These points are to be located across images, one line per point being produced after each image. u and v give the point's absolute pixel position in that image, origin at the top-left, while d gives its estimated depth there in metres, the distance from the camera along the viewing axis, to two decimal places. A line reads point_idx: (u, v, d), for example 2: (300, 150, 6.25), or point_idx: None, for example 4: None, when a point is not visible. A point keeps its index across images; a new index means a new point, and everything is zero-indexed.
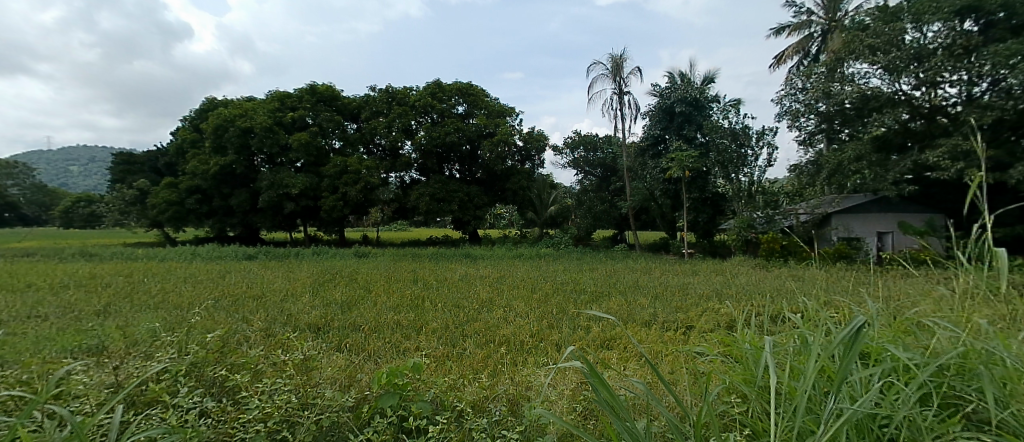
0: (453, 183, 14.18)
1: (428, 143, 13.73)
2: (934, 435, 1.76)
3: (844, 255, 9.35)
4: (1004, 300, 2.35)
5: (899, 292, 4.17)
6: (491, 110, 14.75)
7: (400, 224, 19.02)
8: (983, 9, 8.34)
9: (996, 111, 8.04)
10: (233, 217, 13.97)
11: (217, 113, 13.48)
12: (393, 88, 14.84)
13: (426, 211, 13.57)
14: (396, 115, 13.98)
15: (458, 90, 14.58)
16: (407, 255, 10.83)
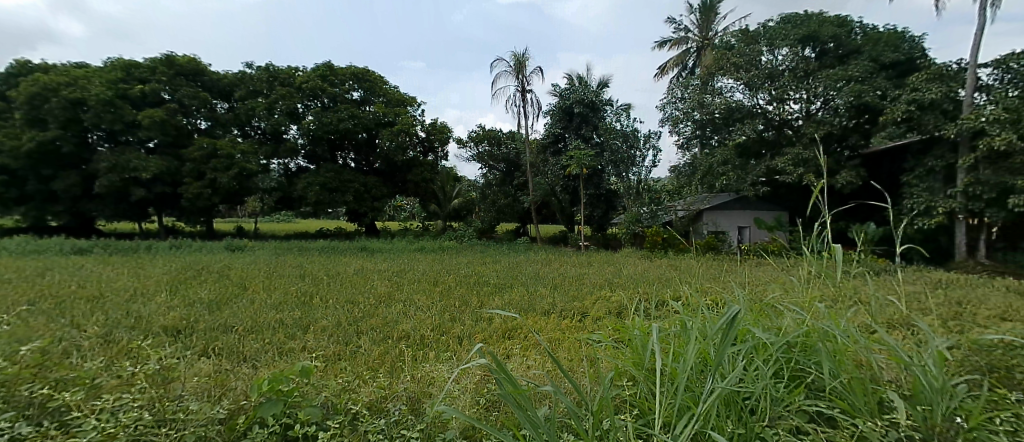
0: (349, 173, 13.44)
1: (319, 129, 12.84)
2: (783, 404, 2.16)
3: (713, 247, 10.61)
4: (832, 284, 2.85)
5: (753, 280, 4.83)
6: (389, 98, 14.26)
7: (284, 214, 17.67)
8: (819, 39, 9.99)
9: (827, 127, 9.66)
10: (55, 205, 11.87)
11: (32, 79, 11.13)
12: (275, 67, 13.57)
13: (316, 201, 12.69)
14: (279, 97, 12.81)
15: (352, 74, 13.77)
16: (292, 248, 10.07)
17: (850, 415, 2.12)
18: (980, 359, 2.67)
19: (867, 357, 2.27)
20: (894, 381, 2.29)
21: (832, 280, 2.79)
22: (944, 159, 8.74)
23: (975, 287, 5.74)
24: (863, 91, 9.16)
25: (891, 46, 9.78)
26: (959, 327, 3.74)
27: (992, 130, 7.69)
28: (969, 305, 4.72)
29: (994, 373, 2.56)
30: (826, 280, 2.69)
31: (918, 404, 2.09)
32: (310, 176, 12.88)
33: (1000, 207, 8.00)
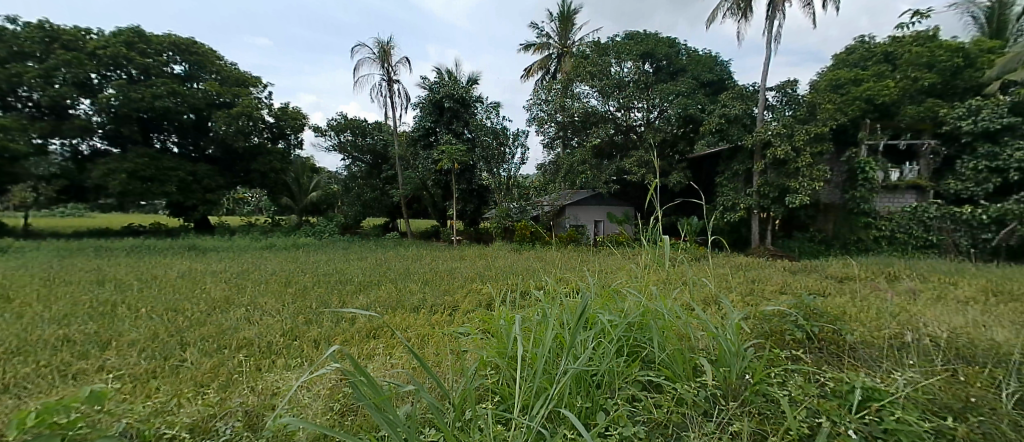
0: (170, 159, 11.48)
1: (123, 106, 10.61)
2: (624, 377, 2.41)
3: (574, 239, 11.50)
4: (663, 270, 3.27)
5: (604, 268, 5.32)
6: (225, 75, 12.69)
7: (78, 207, 14.42)
8: (655, 56, 11.52)
9: (662, 133, 11.11)
10: None
11: None
12: (53, 25, 10.61)
13: (121, 191, 10.59)
14: (60, 63, 10.19)
15: (172, 44, 11.73)
16: (87, 248, 8.34)
17: (673, 381, 2.46)
18: (763, 327, 3.32)
19: (686, 330, 2.65)
20: (705, 348, 2.71)
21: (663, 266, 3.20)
22: (744, 164, 10.63)
23: (764, 268, 7.13)
24: (688, 104, 10.80)
25: (707, 68, 11.66)
26: (751, 301, 4.61)
27: (776, 142, 9.61)
28: (761, 282, 5.85)
29: (773, 337, 3.20)
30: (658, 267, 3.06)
31: (722, 367, 2.50)
32: (111, 161, 10.62)
33: (780, 204, 10.04)
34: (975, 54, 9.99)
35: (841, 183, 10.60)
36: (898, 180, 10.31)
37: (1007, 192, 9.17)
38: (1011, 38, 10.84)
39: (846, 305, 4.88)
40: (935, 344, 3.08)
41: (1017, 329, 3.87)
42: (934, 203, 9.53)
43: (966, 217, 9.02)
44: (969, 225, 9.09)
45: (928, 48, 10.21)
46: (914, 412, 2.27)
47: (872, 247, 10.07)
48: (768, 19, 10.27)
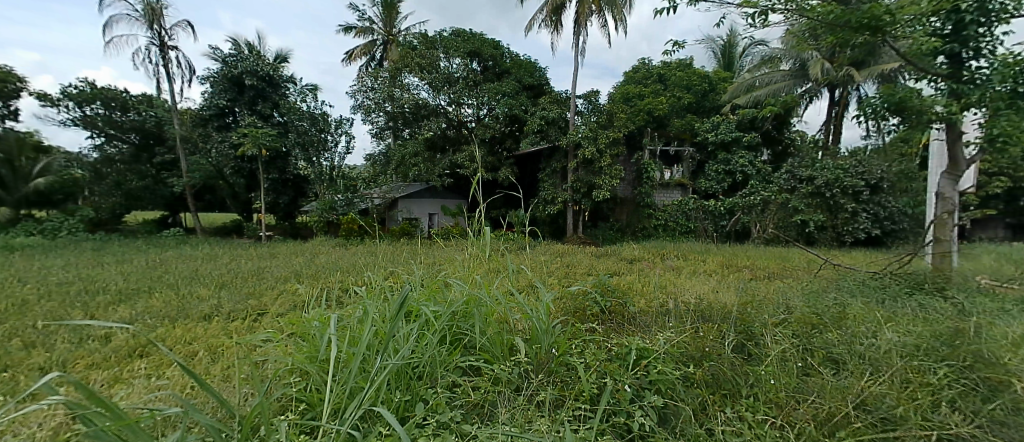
0: None
1: None
2: (445, 367, 2.35)
3: (407, 232, 11.21)
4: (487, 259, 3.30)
5: (427, 261, 5.28)
6: None
7: None
8: (481, 55, 11.86)
9: (491, 131, 11.63)
10: None
11: None
12: None
13: None
14: None
15: None
16: None
17: (491, 363, 2.50)
18: (570, 306, 3.74)
19: (506, 313, 2.74)
20: (520, 329, 2.84)
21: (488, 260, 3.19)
22: (561, 162, 11.74)
23: (576, 255, 8.00)
24: (512, 104, 11.45)
25: (528, 72, 12.40)
26: (563, 283, 5.11)
27: (585, 144, 10.86)
28: (572, 266, 6.55)
29: (577, 314, 3.61)
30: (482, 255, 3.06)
31: (537, 347, 2.64)
32: None
33: (589, 198, 11.43)
34: (716, 81, 13.09)
35: (633, 181, 12.61)
36: (669, 179, 12.72)
37: (735, 189, 12.15)
38: (736, 71, 14.37)
39: (633, 281, 5.82)
40: (687, 309, 3.87)
41: (735, 292, 5.18)
42: (693, 198, 12.04)
43: (713, 208, 11.64)
44: (713, 214, 11.69)
45: (687, 74, 12.85)
46: (672, 364, 2.78)
47: (653, 234, 12.19)
48: (576, 34, 11.54)
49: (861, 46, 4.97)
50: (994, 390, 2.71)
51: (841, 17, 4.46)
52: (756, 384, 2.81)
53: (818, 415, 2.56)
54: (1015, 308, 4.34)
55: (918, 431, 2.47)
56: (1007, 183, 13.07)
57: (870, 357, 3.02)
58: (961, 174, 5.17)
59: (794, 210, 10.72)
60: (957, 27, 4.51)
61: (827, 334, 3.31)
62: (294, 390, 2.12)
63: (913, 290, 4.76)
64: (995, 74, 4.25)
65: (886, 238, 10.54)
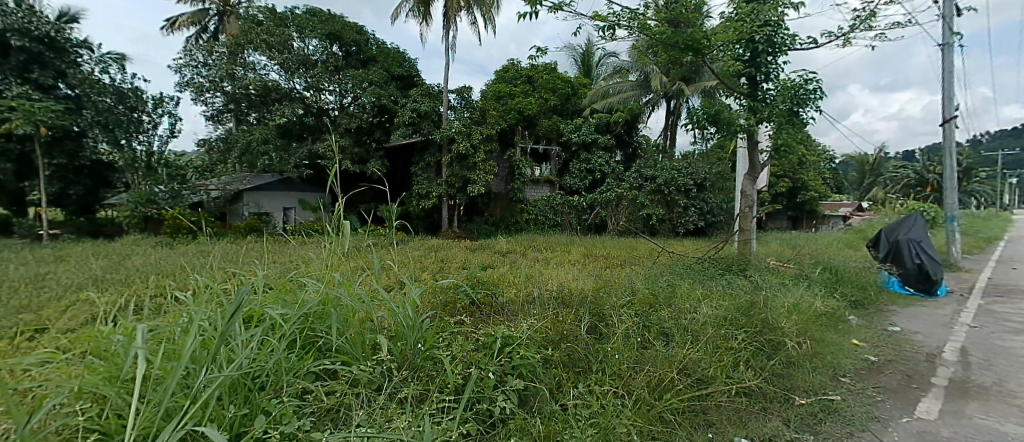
0: None
1: None
2: (294, 374, 2.14)
3: (255, 228, 10.05)
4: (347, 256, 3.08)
5: (274, 260, 4.80)
6: None
7: None
8: (342, 39, 11.10)
9: (358, 121, 11.02)
10: None
11: None
12: None
13: None
14: None
15: None
16: None
17: (350, 365, 2.35)
18: (440, 300, 3.72)
19: (369, 311, 2.60)
20: (383, 326, 2.72)
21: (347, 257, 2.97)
22: (434, 156, 11.51)
23: (451, 249, 8.01)
24: (380, 94, 10.97)
25: (397, 62, 11.96)
26: (436, 277, 5.06)
27: (459, 139, 10.86)
28: (446, 261, 6.53)
29: (446, 307, 3.62)
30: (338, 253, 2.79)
31: (400, 343, 2.57)
32: None
33: (463, 193, 11.49)
34: (577, 86, 14.15)
35: (506, 177, 13.01)
36: (538, 176, 13.40)
37: (595, 186, 13.32)
38: (593, 78, 15.69)
39: (504, 273, 6.03)
40: (549, 296, 4.13)
41: (591, 279, 5.70)
42: (559, 194, 12.87)
43: (577, 203, 12.59)
44: (576, 209, 12.65)
45: (552, 77, 13.62)
46: (533, 348, 2.95)
47: (524, 228, 12.74)
48: (446, 28, 11.50)
49: (688, 62, 5.79)
50: (775, 348, 3.58)
51: (672, 37, 5.15)
52: (604, 359, 3.12)
53: (651, 382, 2.95)
54: (791, 282, 5.55)
55: (722, 387, 3.02)
56: (787, 184, 16.60)
57: (691, 329, 3.58)
58: (757, 176, 6.35)
59: (641, 205, 12.15)
60: (753, 55, 5.52)
61: (662, 312, 3.83)
62: (83, 419, 1.71)
63: (725, 271, 5.76)
64: (778, 95, 5.40)
65: (709, 228, 12.59)
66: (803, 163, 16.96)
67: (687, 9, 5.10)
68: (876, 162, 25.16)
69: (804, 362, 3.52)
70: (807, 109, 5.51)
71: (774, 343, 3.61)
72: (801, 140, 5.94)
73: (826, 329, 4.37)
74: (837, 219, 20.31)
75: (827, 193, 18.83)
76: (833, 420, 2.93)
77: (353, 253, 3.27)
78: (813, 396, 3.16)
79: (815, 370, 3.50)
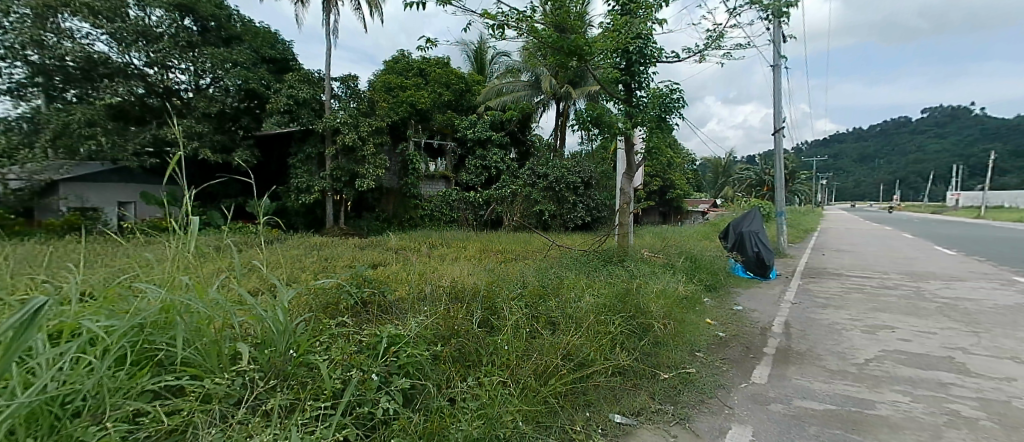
0: None
1: None
2: (121, 395, 1.85)
3: (76, 226, 8.49)
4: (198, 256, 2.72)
5: (104, 263, 4.07)
6: None
7: None
8: (197, 12, 9.76)
9: (219, 105, 9.93)
10: None
11: None
12: None
13: None
14: None
15: None
16: None
17: (202, 378, 2.09)
18: (320, 301, 3.48)
19: (228, 318, 2.33)
20: (246, 333, 2.46)
21: (197, 257, 2.62)
22: (317, 147, 10.69)
23: (336, 246, 7.56)
24: (249, 77, 10.03)
25: (267, 43, 10.92)
26: (317, 276, 4.73)
27: (344, 130, 10.24)
28: (330, 259, 6.13)
29: (326, 308, 3.40)
30: (188, 254, 2.45)
31: (265, 349, 2.33)
32: None
33: (351, 188, 10.82)
34: (471, 83, 14.21)
35: (398, 172, 12.58)
36: (433, 171, 13.19)
37: (490, 183, 13.50)
38: (485, 76, 15.86)
39: (395, 270, 5.84)
40: (441, 292, 4.09)
41: (484, 273, 5.78)
42: (454, 190, 12.82)
43: (472, 199, 12.68)
44: (472, 204, 12.73)
45: (445, 72, 13.50)
46: (420, 345, 2.89)
47: (419, 224, 12.44)
48: (326, 11, 10.74)
49: (573, 66, 6.11)
50: (645, 330, 3.96)
51: (557, 42, 5.40)
52: (494, 352, 3.17)
53: (538, 369, 3.08)
54: (660, 270, 6.17)
55: (601, 369, 3.26)
56: (659, 182, 18.43)
57: (575, 317, 3.80)
58: (634, 175, 6.94)
59: (534, 201, 12.59)
60: (627, 63, 6.01)
61: (549, 303, 4.02)
62: None
63: (606, 262, 6.23)
64: (650, 102, 5.96)
65: (594, 223, 13.47)
66: (672, 165, 18.98)
67: (570, 16, 5.35)
68: (727, 165, 29.07)
69: (669, 341, 3.94)
70: (673, 115, 6.14)
71: (644, 326, 4.00)
72: (668, 144, 6.63)
73: (686, 311, 4.94)
74: (699, 215, 23.07)
75: (691, 192, 21.28)
76: (690, 390, 3.32)
77: (208, 252, 2.88)
78: (674, 370, 3.56)
79: (677, 347, 3.93)
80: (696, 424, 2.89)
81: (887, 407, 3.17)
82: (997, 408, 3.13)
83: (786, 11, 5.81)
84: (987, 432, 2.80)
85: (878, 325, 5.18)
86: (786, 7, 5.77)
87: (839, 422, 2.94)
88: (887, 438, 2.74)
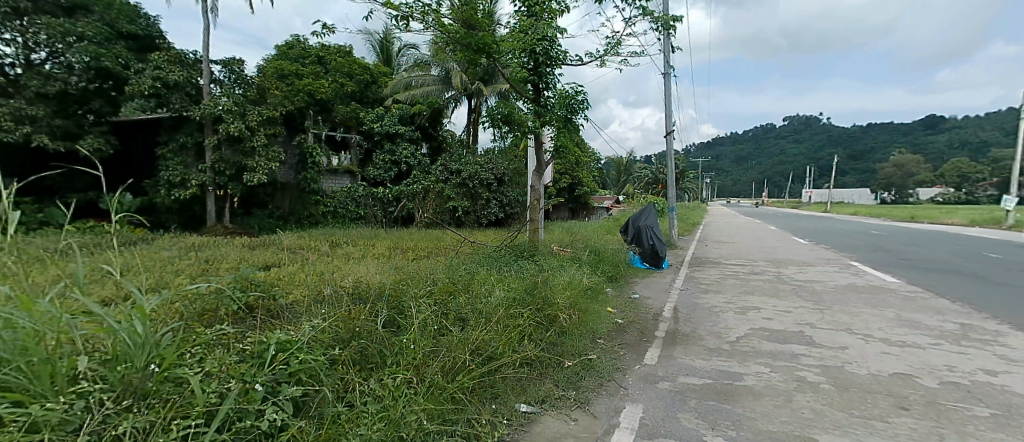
0: None
1: None
2: None
3: None
4: (24, 262, 2.31)
5: None
6: None
7: None
8: None
9: (60, 84, 8.55)
10: None
11: None
12: None
13: None
14: None
15: None
16: None
17: (28, 405, 1.80)
18: (196, 309, 3.12)
19: (66, 330, 1.98)
20: (94, 348, 2.15)
21: (21, 264, 2.24)
22: (192, 137, 9.58)
23: (221, 247, 6.87)
24: (101, 54, 8.73)
25: (124, 16, 9.53)
26: (194, 280, 4.24)
27: (228, 119, 9.29)
28: (213, 261, 5.56)
29: (204, 315, 3.08)
30: (7, 255, 2.04)
31: (116, 365, 2.05)
32: None
33: (239, 182, 9.88)
34: (377, 75, 13.75)
35: (295, 165, 11.64)
36: (337, 165, 12.50)
37: (400, 178, 13.16)
38: (393, 68, 15.39)
39: (289, 271, 5.44)
40: (341, 293, 3.89)
41: (389, 271, 5.60)
42: (361, 185, 12.30)
43: (380, 195, 12.30)
44: (381, 201, 12.35)
45: (348, 61, 12.93)
46: (314, 350, 2.71)
47: (321, 221, 11.71)
48: None
49: (482, 63, 6.15)
50: (551, 321, 4.12)
51: (465, 38, 5.37)
52: (400, 351, 3.10)
53: (445, 367, 3.05)
54: (567, 263, 6.44)
55: (509, 361, 3.33)
56: (567, 180, 19.23)
57: (485, 312, 3.83)
58: (544, 171, 7.16)
59: (447, 197, 12.46)
60: (536, 65, 6.10)
61: (459, 299, 4.01)
62: None
63: (517, 257, 6.37)
64: (556, 103, 6.17)
65: (507, 219, 13.70)
66: (579, 163, 19.89)
67: (478, 14, 5.37)
68: (628, 165, 31.15)
69: (573, 330, 4.13)
70: (578, 116, 6.44)
71: (551, 317, 4.15)
72: (575, 143, 6.93)
73: (590, 300, 5.22)
74: (603, 211, 24.46)
75: (596, 189, 22.48)
76: (590, 375, 3.51)
77: (37, 257, 2.46)
78: (577, 357, 3.74)
79: (581, 335, 4.14)
80: (594, 407, 3.06)
81: (752, 378, 3.60)
82: (834, 372, 3.70)
83: (672, 25, 6.36)
84: (825, 394, 3.29)
85: (747, 306, 5.89)
86: (673, 21, 6.32)
87: (714, 394, 3.28)
88: (750, 405, 3.12)
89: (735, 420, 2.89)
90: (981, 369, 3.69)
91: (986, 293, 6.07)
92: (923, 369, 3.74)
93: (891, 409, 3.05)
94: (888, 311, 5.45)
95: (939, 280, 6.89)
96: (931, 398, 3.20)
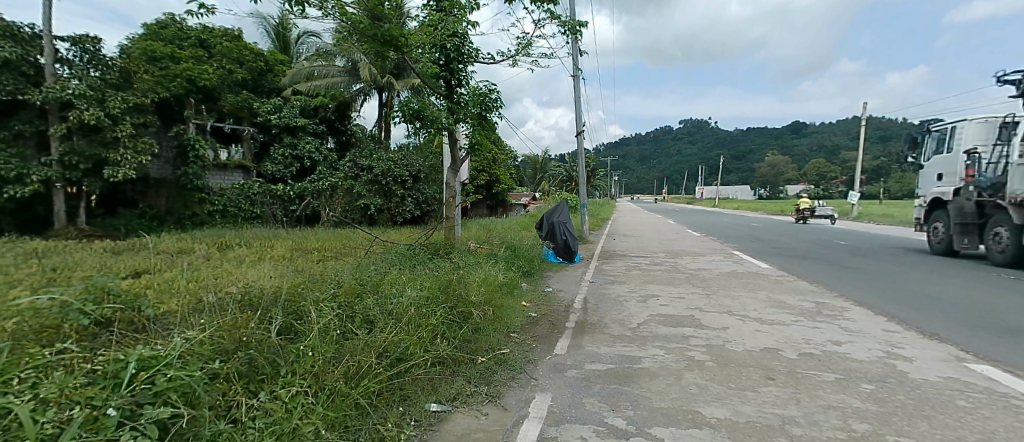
0: None
1: None
2: None
3: None
4: None
5: None
6: None
7: None
8: None
9: None
10: None
11: None
12: None
13: None
14: None
15: None
16: None
17: None
18: (33, 326, 2.65)
19: None
20: None
21: None
22: (32, 125, 8.12)
23: (75, 253, 5.89)
24: None
25: None
26: (31, 292, 3.59)
27: (80, 104, 8.07)
28: (63, 269, 4.77)
29: (42, 332, 2.62)
30: None
31: None
32: None
33: (99, 178, 8.72)
34: (273, 63, 12.86)
35: (172, 159, 10.45)
36: (226, 160, 11.47)
37: (303, 175, 12.32)
38: (294, 57, 14.39)
39: (162, 278, 4.83)
40: (226, 300, 3.52)
41: (287, 274, 5.21)
42: (257, 182, 11.34)
43: (280, 193, 11.36)
44: (281, 199, 11.42)
45: (237, 46, 11.93)
46: (190, 364, 2.42)
47: (207, 221, 10.68)
48: None
49: (391, 57, 5.95)
50: (464, 318, 4.11)
51: (370, 29, 5.17)
52: (297, 359, 2.89)
53: (349, 372, 2.90)
54: (482, 260, 6.43)
55: (419, 362, 3.26)
56: (485, 177, 19.29)
57: (395, 313, 3.71)
58: (460, 168, 7.04)
59: (358, 195, 11.84)
60: (447, 61, 5.96)
61: (366, 300, 3.84)
62: None
63: (433, 255, 6.26)
64: (470, 100, 6.12)
65: (422, 217, 13.39)
66: (496, 160, 20.01)
67: (384, 5, 5.14)
68: (543, 162, 32.00)
69: (486, 326, 4.15)
70: (493, 113, 6.43)
71: (463, 314, 4.13)
72: (491, 141, 6.90)
73: (505, 296, 5.30)
74: (520, 208, 24.89)
75: (513, 186, 22.80)
76: (502, 369, 3.55)
77: None
78: (490, 353, 3.76)
79: (494, 330, 4.18)
80: (505, 400, 3.09)
81: (649, 360, 3.87)
82: (717, 350, 4.09)
83: (579, 30, 6.63)
84: (710, 370, 3.63)
85: (647, 294, 6.32)
86: (580, 26, 6.58)
87: (615, 378, 3.47)
88: (645, 385, 3.34)
89: (633, 400, 3.08)
90: (831, 340, 4.30)
91: (839, 275, 7.04)
92: (788, 342, 4.27)
93: (761, 380, 3.44)
94: (763, 294, 6.15)
95: (805, 265, 7.86)
96: (793, 368, 3.67)
